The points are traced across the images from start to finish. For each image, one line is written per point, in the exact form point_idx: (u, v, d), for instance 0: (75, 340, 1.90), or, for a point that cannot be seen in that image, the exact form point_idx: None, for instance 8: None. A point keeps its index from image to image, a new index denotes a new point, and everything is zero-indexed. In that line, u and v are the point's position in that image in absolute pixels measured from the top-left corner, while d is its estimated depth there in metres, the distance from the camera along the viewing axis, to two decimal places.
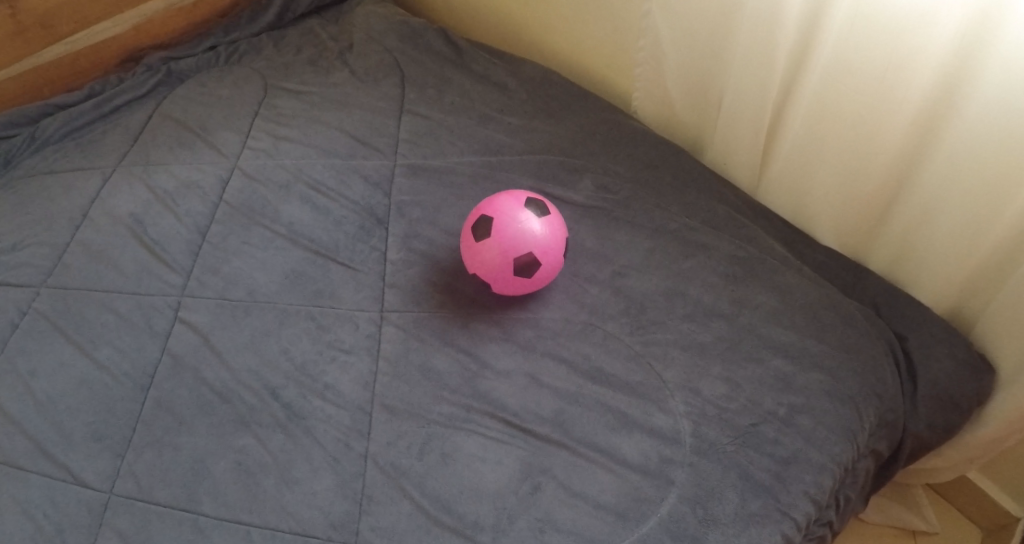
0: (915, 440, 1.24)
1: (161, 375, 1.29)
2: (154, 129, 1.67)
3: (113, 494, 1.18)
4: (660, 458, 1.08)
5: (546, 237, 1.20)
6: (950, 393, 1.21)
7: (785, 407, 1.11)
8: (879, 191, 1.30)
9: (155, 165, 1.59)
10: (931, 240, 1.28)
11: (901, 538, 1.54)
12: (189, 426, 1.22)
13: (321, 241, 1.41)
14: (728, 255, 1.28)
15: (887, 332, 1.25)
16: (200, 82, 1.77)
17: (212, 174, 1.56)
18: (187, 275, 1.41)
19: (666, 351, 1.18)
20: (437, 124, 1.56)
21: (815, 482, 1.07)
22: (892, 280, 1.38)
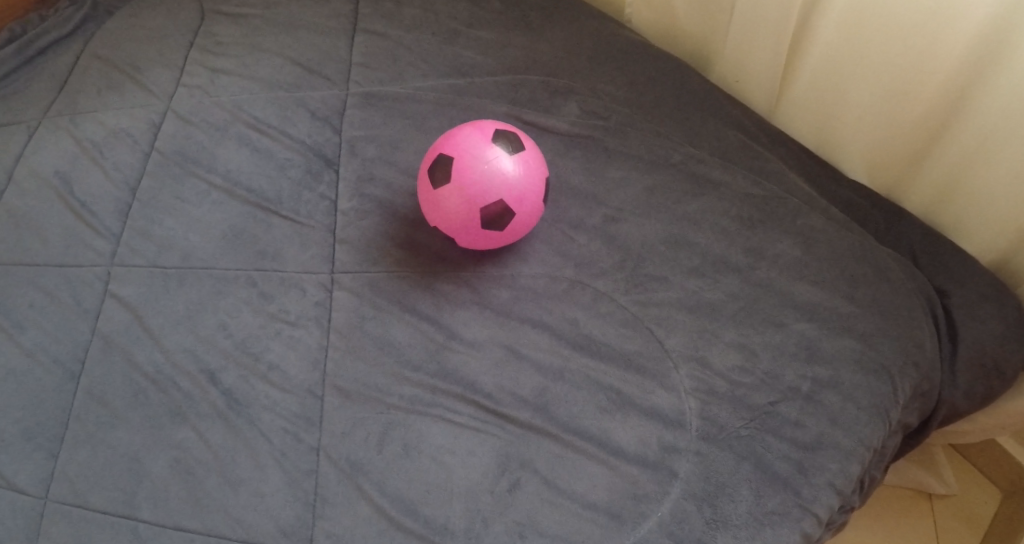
0: (950, 411, 1.09)
1: (92, 360, 1.13)
2: (82, 72, 1.45)
3: (48, 500, 1.04)
4: (661, 446, 0.91)
5: (520, 179, 0.97)
6: (994, 358, 1.06)
7: (809, 381, 0.95)
8: (921, 116, 1.15)
9: (82, 114, 1.38)
10: (972, 173, 1.13)
11: (918, 500, 1.42)
12: (123, 419, 1.07)
13: (263, 192, 1.21)
14: (742, 193, 1.09)
15: (929, 287, 1.09)
16: (131, 13, 1.55)
17: (143, 119, 1.35)
18: (116, 241, 1.23)
19: (668, 313, 0.99)
20: (395, 44, 1.33)
21: (842, 470, 0.91)
22: (922, 218, 1.23)
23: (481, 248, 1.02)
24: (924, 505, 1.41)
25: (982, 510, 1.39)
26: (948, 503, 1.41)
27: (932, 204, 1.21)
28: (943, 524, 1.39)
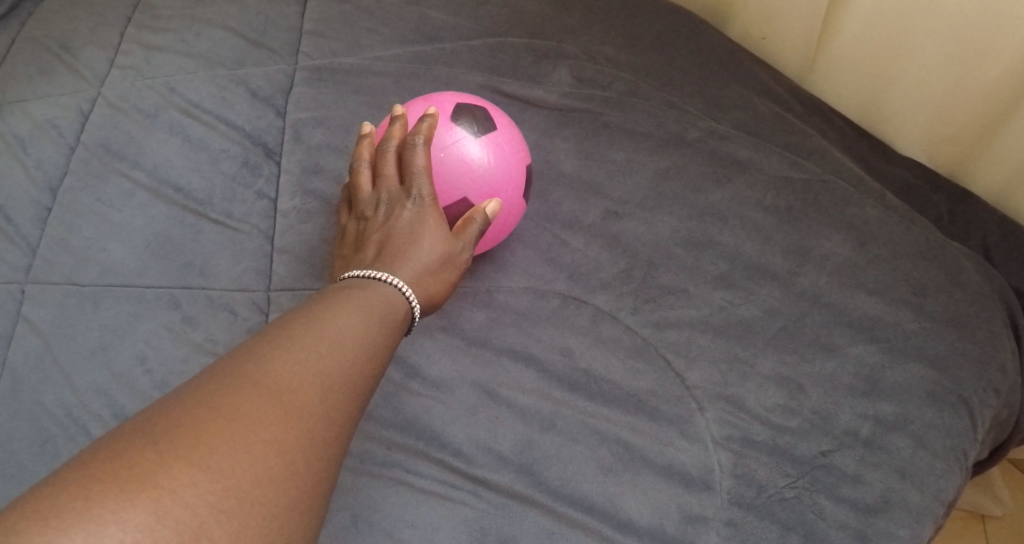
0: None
1: None
2: (10, 55, 1.20)
3: None
4: (682, 515, 0.69)
5: (488, 168, 0.76)
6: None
7: (871, 423, 0.73)
8: (999, 77, 0.92)
9: (6, 103, 1.13)
10: None
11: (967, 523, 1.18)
12: (25, 477, 0.84)
13: (194, 192, 1.00)
14: (776, 178, 0.87)
15: (1009, 288, 0.86)
16: None
17: (71, 106, 1.11)
18: (32, 253, 0.99)
19: (687, 337, 0.77)
20: (351, 6, 1.11)
21: (914, 539, 0.70)
22: (994, 203, 1.00)
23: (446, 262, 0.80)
24: (975, 530, 1.17)
25: None
26: (1003, 525, 1.17)
27: (1009, 185, 0.97)
28: None
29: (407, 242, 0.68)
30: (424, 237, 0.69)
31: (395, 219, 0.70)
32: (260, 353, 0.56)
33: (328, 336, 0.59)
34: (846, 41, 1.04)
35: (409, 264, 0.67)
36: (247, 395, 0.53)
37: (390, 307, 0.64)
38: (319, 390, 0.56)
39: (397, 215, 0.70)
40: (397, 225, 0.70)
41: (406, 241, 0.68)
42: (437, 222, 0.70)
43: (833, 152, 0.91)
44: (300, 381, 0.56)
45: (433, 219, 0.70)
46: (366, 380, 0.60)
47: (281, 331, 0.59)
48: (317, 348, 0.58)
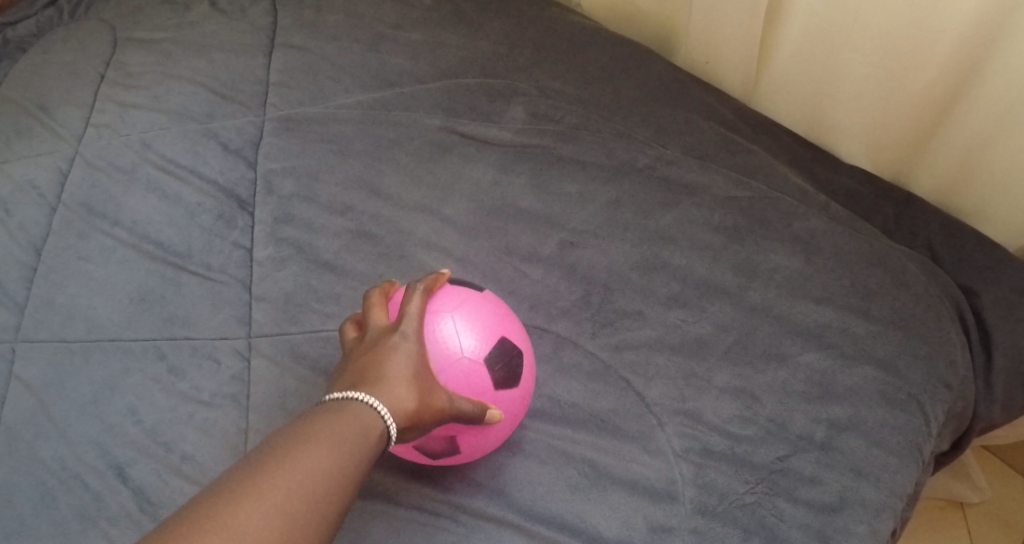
0: (986, 425, 0.91)
1: None
2: None
3: None
4: (649, 526, 0.73)
5: (498, 435, 0.73)
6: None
7: (824, 426, 0.77)
8: (932, 86, 0.97)
9: None
10: (997, 145, 0.95)
11: (946, 509, 1.23)
12: (23, 531, 0.88)
13: (173, 245, 1.05)
14: (724, 197, 0.91)
15: (956, 286, 0.90)
16: (39, 48, 1.38)
17: (48, 167, 1.16)
18: (20, 312, 1.03)
19: (646, 357, 0.81)
20: (315, 57, 1.15)
21: (871, 533, 0.73)
22: (941, 204, 1.04)
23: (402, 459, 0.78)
24: (955, 515, 1.22)
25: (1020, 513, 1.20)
26: (983, 509, 1.22)
27: (954, 188, 1.02)
28: (980, 535, 1.20)
29: (399, 371, 0.65)
30: (415, 374, 0.65)
31: (379, 350, 0.66)
32: (228, 489, 0.56)
33: (297, 476, 0.57)
34: (788, 60, 1.09)
35: (393, 380, 0.64)
36: (210, 541, 0.53)
37: (361, 435, 0.61)
38: (278, 535, 0.55)
39: (380, 346, 0.66)
40: (379, 356, 0.66)
41: (386, 373, 0.64)
42: (422, 357, 0.66)
43: (777, 168, 0.95)
44: (262, 520, 0.55)
45: (428, 360, 0.66)
46: (337, 506, 0.58)
47: (258, 463, 0.58)
48: (283, 483, 0.57)
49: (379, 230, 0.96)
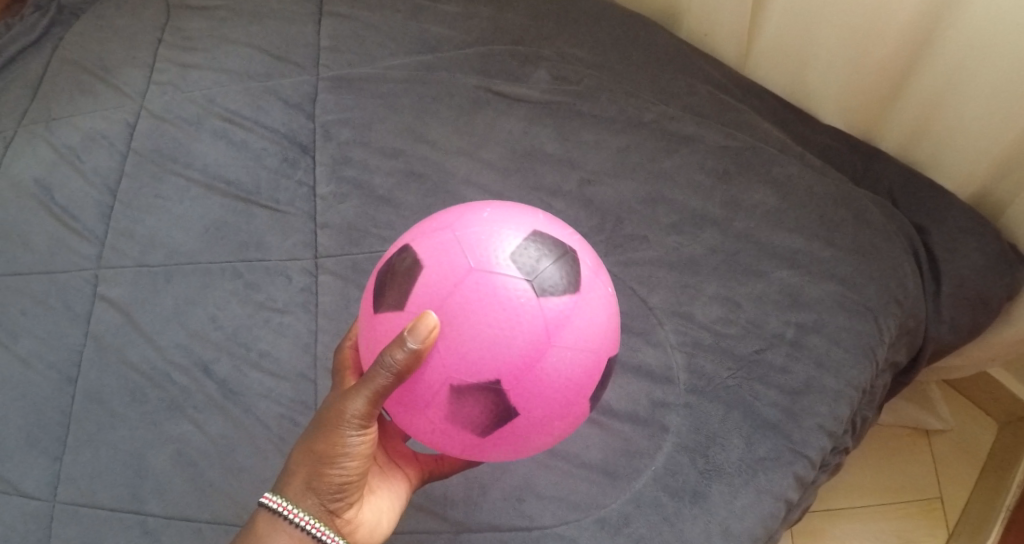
0: (938, 347, 1.03)
1: (86, 362, 1.11)
2: (52, 78, 1.44)
3: (56, 502, 1.04)
4: (651, 401, 0.92)
5: (478, 340, 0.72)
6: (977, 290, 0.98)
7: (794, 327, 0.94)
8: (900, 55, 1.04)
9: (56, 120, 1.36)
10: (958, 111, 1.02)
11: (914, 437, 1.39)
12: (123, 418, 1.07)
13: (240, 182, 1.21)
14: (716, 146, 1.07)
15: (909, 225, 1.01)
16: (96, 14, 1.53)
17: (118, 120, 1.32)
18: (102, 244, 1.21)
19: (650, 271, 1.00)
20: (361, 25, 1.31)
21: (832, 413, 0.90)
22: (909, 163, 1.12)
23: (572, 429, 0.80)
24: (920, 443, 1.39)
25: (979, 444, 1.36)
26: (945, 439, 1.38)
27: (921, 148, 1.09)
28: (941, 460, 1.36)
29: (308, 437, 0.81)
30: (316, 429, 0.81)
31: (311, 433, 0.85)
32: None
33: None
34: (771, 29, 1.16)
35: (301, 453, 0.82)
36: None
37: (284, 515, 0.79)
38: None
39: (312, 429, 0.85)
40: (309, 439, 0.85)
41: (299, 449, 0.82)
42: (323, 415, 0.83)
43: (759, 125, 1.09)
44: None
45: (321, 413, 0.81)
46: None
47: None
48: None
49: (426, 171, 1.14)
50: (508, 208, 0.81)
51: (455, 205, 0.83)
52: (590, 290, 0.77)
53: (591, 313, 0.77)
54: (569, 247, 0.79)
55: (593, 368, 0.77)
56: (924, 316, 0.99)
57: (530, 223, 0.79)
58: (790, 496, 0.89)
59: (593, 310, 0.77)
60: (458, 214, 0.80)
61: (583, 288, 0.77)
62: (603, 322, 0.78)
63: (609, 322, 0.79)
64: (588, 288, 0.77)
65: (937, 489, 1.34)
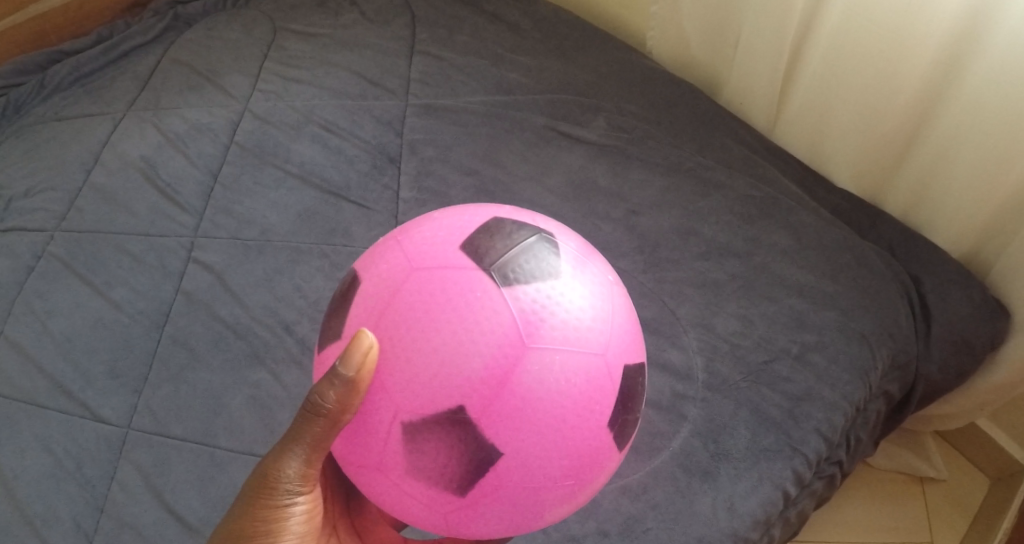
0: (927, 385, 1.19)
1: (175, 313, 1.28)
2: (163, 75, 1.65)
3: (130, 428, 1.19)
4: (673, 393, 1.09)
5: (425, 363, 0.75)
6: (963, 334, 1.16)
7: (799, 345, 1.11)
8: (902, 134, 1.22)
9: (165, 110, 1.56)
10: (949, 183, 1.20)
11: (908, 485, 1.51)
12: (204, 362, 1.23)
13: (331, 180, 1.40)
14: (743, 194, 1.26)
15: (905, 275, 1.20)
16: (208, 26, 1.76)
17: (222, 116, 1.52)
18: (199, 217, 1.39)
19: (680, 288, 1.18)
20: (448, 65, 1.53)
21: (827, 419, 1.07)
22: (908, 224, 1.30)
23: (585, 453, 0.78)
24: (915, 489, 1.51)
25: (969, 496, 1.49)
26: (938, 488, 1.51)
27: (918, 212, 1.27)
28: (933, 506, 1.49)
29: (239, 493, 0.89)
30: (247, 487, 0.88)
31: None
32: None
33: None
34: (797, 104, 1.34)
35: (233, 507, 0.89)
36: None
37: None
38: None
39: None
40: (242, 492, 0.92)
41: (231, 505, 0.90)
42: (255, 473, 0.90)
43: (781, 181, 1.29)
44: None
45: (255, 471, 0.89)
46: None
47: None
48: None
49: (496, 188, 1.33)
50: (459, 215, 0.85)
51: (405, 225, 0.88)
52: (552, 283, 0.79)
53: (555, 313, 0.78)
54: (521, 239, 0.81)
55: (571, 375, 0.77)
56: (916, 353, 1.16)
57: (480, 224, 0.83)
58: (788, 488, 1.04)
59: (554, 307, 0.78)
60: (415, 223, 0.86)
61: (540, 281, 0.79)
62: (574, 320, 0.78)
63: (587, 321, 0.79)
64: (549, 279, 0.79)
65: (928, 534, 1.46)
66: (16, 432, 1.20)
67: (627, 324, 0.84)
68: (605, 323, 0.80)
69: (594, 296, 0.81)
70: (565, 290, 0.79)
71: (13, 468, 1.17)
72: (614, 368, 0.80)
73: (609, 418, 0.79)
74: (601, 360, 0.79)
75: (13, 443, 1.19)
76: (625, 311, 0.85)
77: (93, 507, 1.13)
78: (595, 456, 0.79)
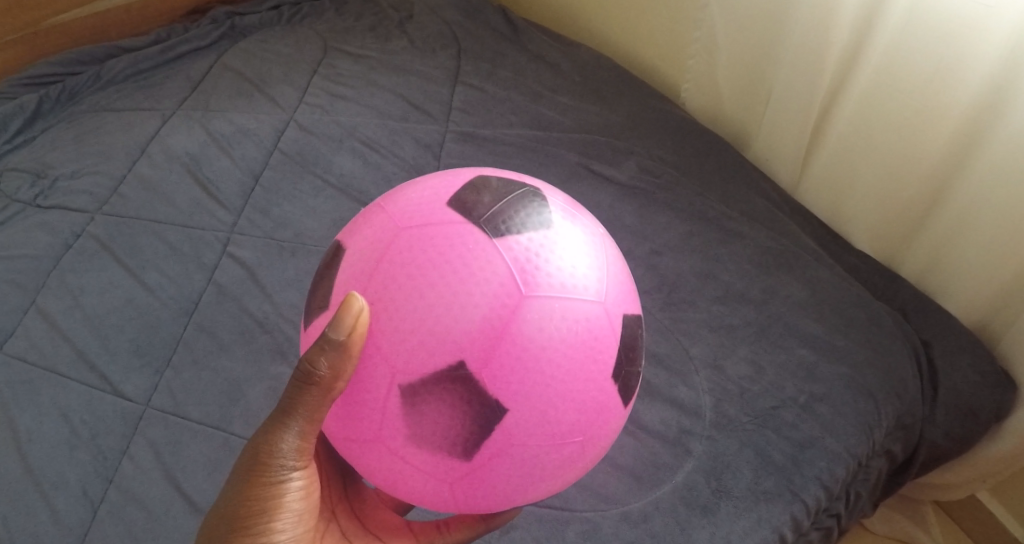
0: (932, 449, 1.23)
1: (205, 303, 1.32)
2: (214, 79, 1.72)
3: (148, 407, 1.22)
4: (680, 428, 1.12)
5: (421, 322, 0.79)
6: (970, 402, 1.19)
7: (806, 394, 1.15)
8: (920, 200, 1.27)
9: (213, 112, 1.62)
10: (963, 250, 1.25)
11: None
12: (228, 351, 1.26)
13: (368, 194, 1.46)
14: (763, 245, 1.31)
15: (915, 337, 1.24)
16: (262, 38, 1.84)
17: (269, 124, 1.58)
18: (238, 215, 1.44)
19: (695, 329, 1.22)
20: (489, 97, 1.60)
21: (828, 468, 1.10)
22: (921, 288, 1.34)
23: (588, 397, 0.82)
24: None
25: None
26: None
27: (932, 277, 1.31)
28: None
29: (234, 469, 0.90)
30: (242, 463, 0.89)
31: None
32: None
33: None
34: (821, 164, 1.39)
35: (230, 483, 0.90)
36: None
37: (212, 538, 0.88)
38: None
39: None
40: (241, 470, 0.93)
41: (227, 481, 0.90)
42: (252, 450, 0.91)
43: (800, 237, 1.34)
44: None
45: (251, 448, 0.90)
46: None
47: None
48: None
49: None
50: (444, 179, 0.90)
51: (386, 194, 0.93)
52: (544, 233, 0.84)
53: (544, 263, 0.82)
54: (505, 195, 0.87)
55: (566, 322, 0.81)
56: (922, 416, 1.20)
57: (463, 184, 0.88)
58: (785, 532, 1.06)
59: (542, 257, 0.83)
60: (397, 191, 0.91)
61: (526, 232, 0.84)
62: (564, 271, 0.83)
63: (576, 270, 0.84)
64: (538, 230, 0.85)
65: None
66: (36, 399, 1.23)
67: (618, 272, 0.89)
68: (596, 272, 0.85)
69: (581, 247, 0.86)
70: (551, 240, 0.84)
71: (28, 433, 1.20)
72: (614, 316, 0.85)
73: (612, 367, 0.84)
74: (594, 307, 0.83)
75: (31, 410, 1.22)
76: (615, 261, 0.90)
77: (102, 479, 1.16)
78: (598, 401, 0.83)
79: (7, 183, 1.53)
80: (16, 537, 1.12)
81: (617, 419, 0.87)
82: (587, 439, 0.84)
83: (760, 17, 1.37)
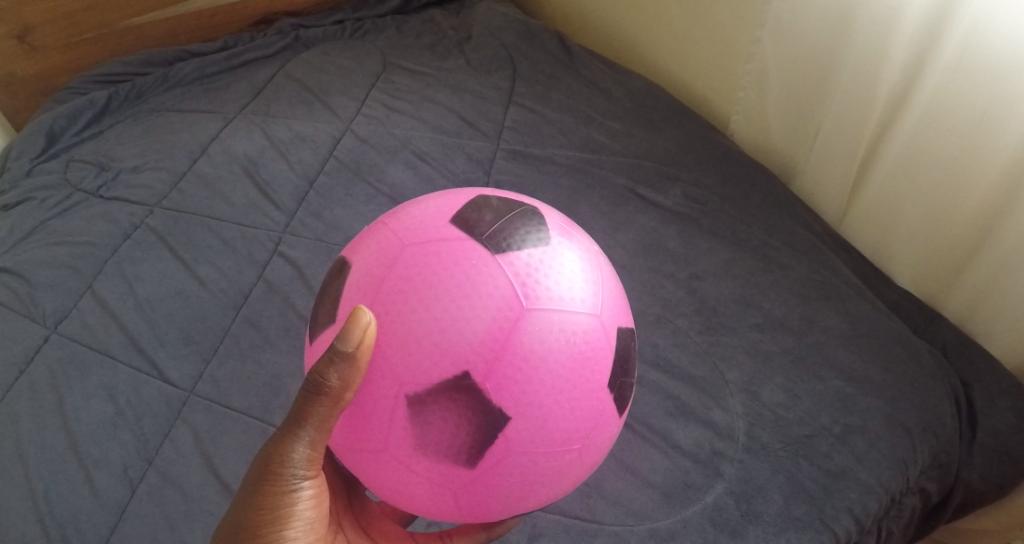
0: (967, 492, 1.21)
1: (254, 297, 1.37)
2: (277, 87, 1.78)
3: (193, 393, 1.26)
4: (712, 450, 1.13)
5: (428, 334, 0.81)
6: (1009, 447, 1.19)
7: (841, 426, 1.15)
8: (964, 241, 1.28)
9: (273, 118, 1.68)
10: (1006, 292, 1.25)
11: None
12: (272, 345, 1.30)
13: None
14: (804, 277, 1.31)
15: (956, 379, 1.23)
16: (324, 50, 1.90)
17: (326, 131, 1.64)
18: (291, 216, 1.49)
19: (732, 353, 1.23)
20: (540, 119, 1.64)
21: (860, 501, 1.09)
22: (964, 329, 1.34)
23: (586, 406, 0.84)
24: None
25: None
26: None
27: (975, 318, 1.31)
28: None
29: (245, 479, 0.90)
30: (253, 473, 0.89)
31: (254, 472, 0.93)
32: None
33: None
34: (868, 200, 1.40)
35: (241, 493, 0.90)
36: None
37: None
38: None
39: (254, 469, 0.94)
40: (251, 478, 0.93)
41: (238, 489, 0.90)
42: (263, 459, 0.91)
43: (841, 269, 1.35)
44: None
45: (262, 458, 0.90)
46: None
47: None
48: None
49: None
50: (445, 198, 0.92)
51: (390, 212, 0.95)
52: (542, 249, 0.87)
53: (543, 278, 0.85)
54: (504, 213, 0.89)
55: (565, 333, 0.84)
56: (959, 456, 1.19)
57: (464, 203, 0.91)
58: None
59: (542, 272, 0.85)
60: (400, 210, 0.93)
61: (526, 248, 0.86)
62: (561, 286, 0.86)
63: (573, 285, 0.86)
64: (537, 247, 0.87)
65: None
66: (86, 378, 1.28)
67: (611, 287, 0.92)
68: (591, 286, 0.88)
69: (575, 262, 0.88)
70: (550, 256, 0.87)
71: (76, 409, 1.24)
72: (609, 328, 0.88)
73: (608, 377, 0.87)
74: (591, 320, 0.86)
75: (81, 388, 1.27)
76: (608, 275, 0.93)
77: (144, 458, 1.19)
78: (595, 408, 0.85)
79: (73, 173, 1.60)
80: (57, 509, 1.15)
81: (613, 427, 0.89)
82: (585, 446, 0.86)
83: (812, 53, 1.39)
